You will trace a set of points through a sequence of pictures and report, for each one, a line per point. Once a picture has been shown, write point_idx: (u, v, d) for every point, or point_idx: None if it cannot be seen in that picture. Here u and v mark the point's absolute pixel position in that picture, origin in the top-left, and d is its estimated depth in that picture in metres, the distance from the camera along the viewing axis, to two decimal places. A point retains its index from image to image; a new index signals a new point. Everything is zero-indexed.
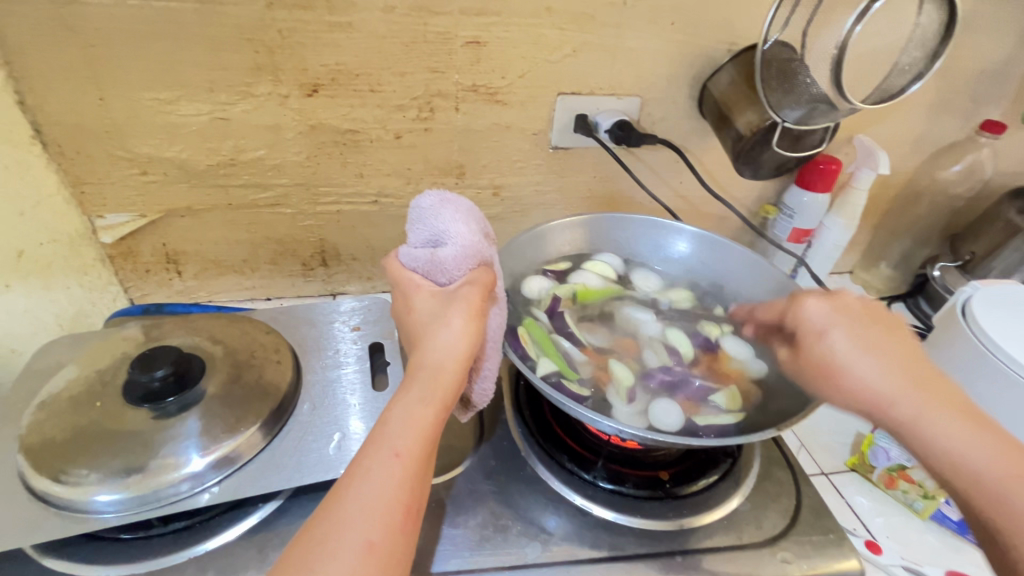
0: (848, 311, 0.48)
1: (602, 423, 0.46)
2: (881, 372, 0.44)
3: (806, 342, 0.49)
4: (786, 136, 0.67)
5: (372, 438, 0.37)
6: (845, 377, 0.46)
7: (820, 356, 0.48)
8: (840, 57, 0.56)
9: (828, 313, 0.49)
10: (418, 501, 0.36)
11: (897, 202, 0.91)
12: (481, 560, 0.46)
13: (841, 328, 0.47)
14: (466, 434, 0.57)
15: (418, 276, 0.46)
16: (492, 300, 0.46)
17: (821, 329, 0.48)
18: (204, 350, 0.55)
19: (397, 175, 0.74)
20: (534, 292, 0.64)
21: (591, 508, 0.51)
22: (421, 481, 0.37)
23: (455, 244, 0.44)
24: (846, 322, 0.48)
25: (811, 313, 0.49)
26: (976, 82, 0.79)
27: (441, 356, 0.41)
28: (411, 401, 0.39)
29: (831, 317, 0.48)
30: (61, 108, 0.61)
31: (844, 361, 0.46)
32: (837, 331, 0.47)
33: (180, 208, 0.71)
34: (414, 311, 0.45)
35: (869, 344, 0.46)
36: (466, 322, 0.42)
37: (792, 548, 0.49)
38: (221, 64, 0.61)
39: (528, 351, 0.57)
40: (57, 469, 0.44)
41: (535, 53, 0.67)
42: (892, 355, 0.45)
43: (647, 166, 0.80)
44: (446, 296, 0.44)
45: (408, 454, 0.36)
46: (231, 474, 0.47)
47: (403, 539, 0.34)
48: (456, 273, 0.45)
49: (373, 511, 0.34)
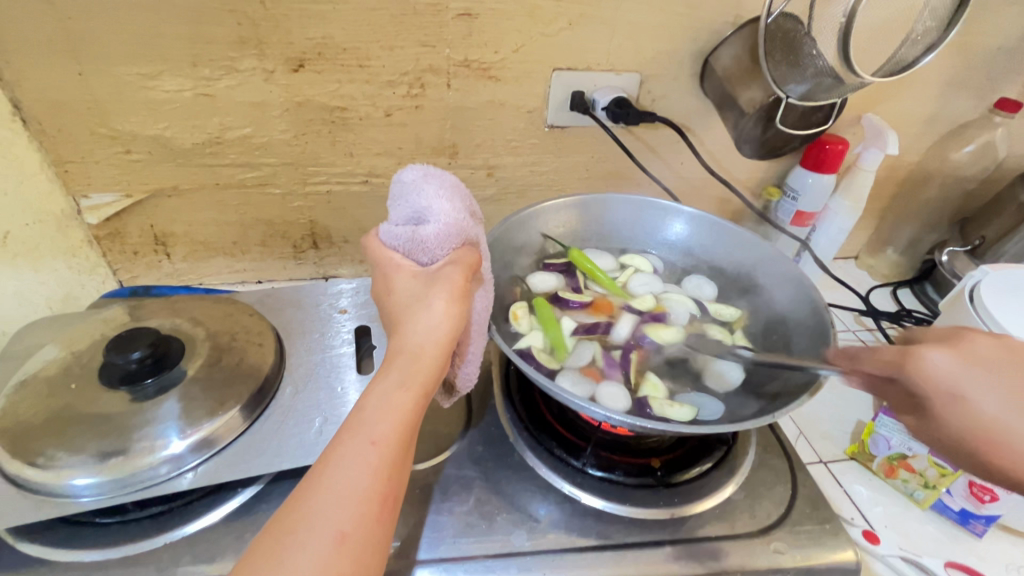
0: (982, 360, 0.37)
1: (591, 409, 0.44)
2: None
3: (931, 410, 0.37)
4: (791, 111, 0.65)
5: (348, 425, 0.36)
6: (1014, 449, 0.35)
7: (969, 426, 0.36)
8: (848, 27, 0.53)
9: (955, 367, 0.37)
10: (395, 489, 0.35)
11: (905, 185, 0.88)
12: (466, 548, 0.45)
13: (982, 384, 0.36)
14: (453, 420, 0.55)
15: (398, 255, 0.44)
16: (477, 281, 0.44)
17: (956, 394, 0.36)
18: (184, 333, 0.53)
19: (388, 154, 0.72)
20: (540, 286, 0.63)
21: (580, 496, 0.49)
22: (399, 470, 0.35)
23: (438, 222, 0.43)
24: (985, 377, 0.36)
25: (933, 370, 0.37)
26: (992, 58, 0.76)
27: (421, 339, 0.39)
28: (389, 386, 0.37)
29: (965, 369, 0.36)
30: (40, 84, 0.59)
31: (1004, 430, 0.35)
32: (977, 391, 0.36)
33: (166, 188, 0.70)
34: (394, 292, 0.43)
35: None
36: (448, 305, 0.40)
37: (785, 538, 0.48)
38: (203, 37, 0.59)
39: (519, 327, 0.59)
40: (33, 453, 0.43)
41: (530, 26, 0.64)
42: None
43: (647, 147, 0.77)
44: (428, 277, 0.42)
45: (385, 441, 0.35)
46: (211, 457, 0.46)
47: (378, 529, 0.33)
48: (438, 252, 0.43)
49: (346, 500, 0.32)
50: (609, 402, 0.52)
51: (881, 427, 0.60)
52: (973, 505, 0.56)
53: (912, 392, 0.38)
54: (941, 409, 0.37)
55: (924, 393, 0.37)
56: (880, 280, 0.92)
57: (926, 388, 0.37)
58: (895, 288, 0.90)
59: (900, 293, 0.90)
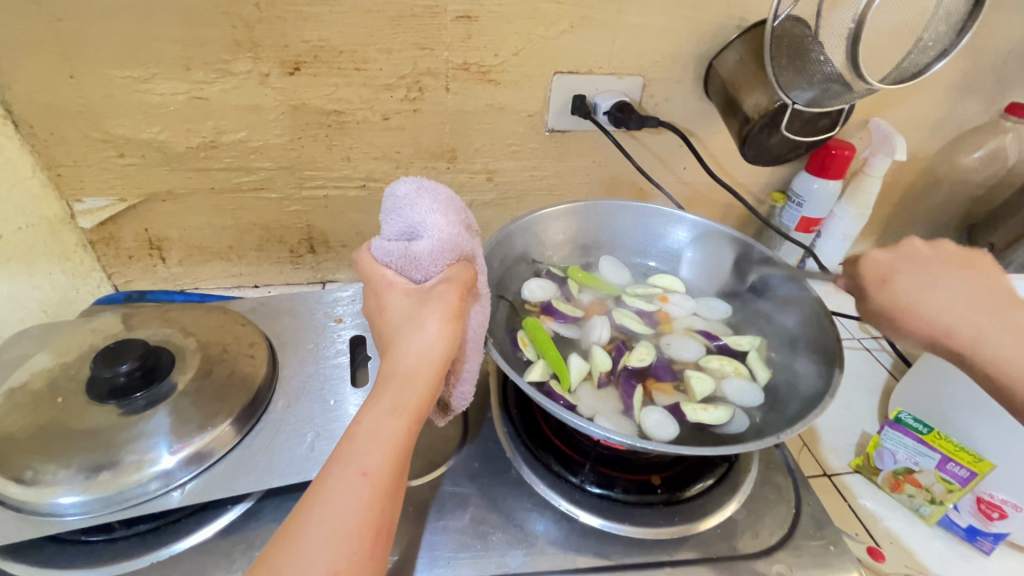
0: (913, 256, 0.49)
1: (589, 429, 0.43)
2: (956, 309, 0.44)
3: (868, 293, 0.50)
4: (796, 118, 0.63)
5: (338, 454, 0.35)
6: (919, 315, 0.46)
7: (890, 301, 0.48)
8: (857, 32, 0.51)
9: (887, 258, 0.50)
10: (387, 522, 0.34)
11: (913, 190, 0.87)
12: (460, 567, 0.44)
13: (905, 273, 0.48)
14: (450, 434, 0.54)
15: (391, 272, 0.43)
16: (474, 297, 0.43)
17: (883, 278, 0.49)
18: (175, 343, 0.52)
19: (386, 159, 0.71)
20: (534, 294, 0.61)
21: (578, 514, 0.48)
22: (391, 500, 0.34)
23: (432, 237, 0.41)
24: (910, 267, 0.48)
25: (869, 264, 0.50)
26: (1003, 62, 0.74)
27: (414, 362, 0.38)
28: (381, 412, 0.36)
29: (895, 263, 0.49)
30: (31, 87, 0.58)
31: (916, 302, 0.46)
32: (901, 273, 0.48)
33: (160, 192, 0.69)
34: (387, 311, 0.42)
35: (938, 281, 0.46)
36: (442, 325, 0.39)
37: (787, 560, 0.47)
38: (197, 39, 0.58)
39: (527, 355, 0.56)
40: (18, 469, 0.42)
41: (531, 29, 0.63)
42: (972, 287, 0.45)
43: (649, 151, 0.76)
44: (422, 295, 0.41)
45: (377, 471, 0.34)
46: (201, 474, 0.45)
47: (369, 565, 0.32)
48: (432, 269, 0.42)
49: (338, 535, 0.32)
50: (658, 431, 0.50)
51: (887, 440, 0.58)
52: (981, 522, 0.55)
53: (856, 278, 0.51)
54: (873, 290, 0.49)
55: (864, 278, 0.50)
56: None
57: (865, 275, 0.50)
58: None
59: None
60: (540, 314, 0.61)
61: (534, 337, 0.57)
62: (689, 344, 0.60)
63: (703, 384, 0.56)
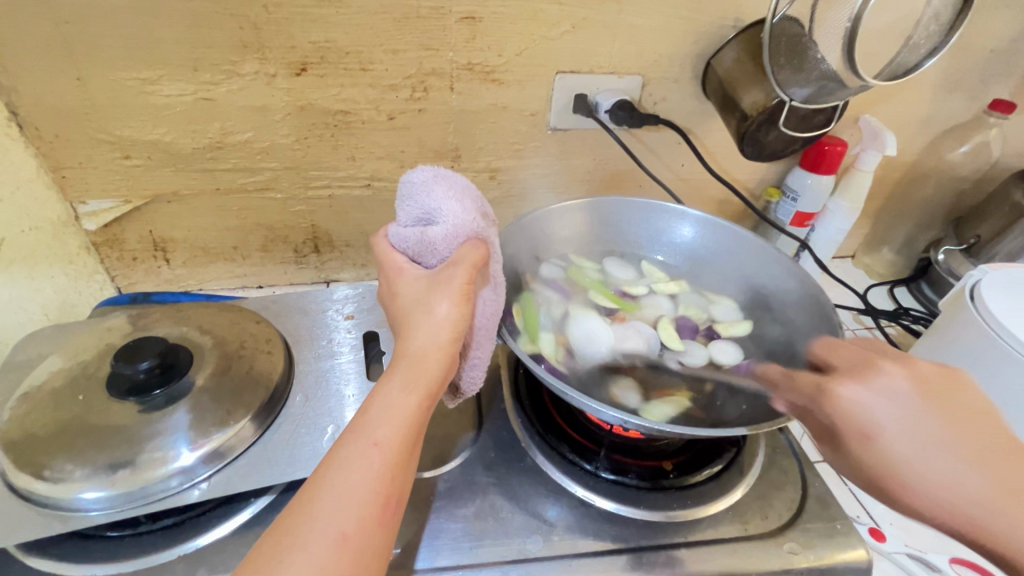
0: (892, 395, 0.40)
1: (606, 414, 0.44)
2: (959, 477, 0.37)
3: (846, 448, 0.41)
4: (794, 114, 0.65)
5: (353, 426, 0.36)
6: (917, 489, 0.38)
7: (876, 469, 0.39)
8: (853, 32, 0.54)
9: (869, 404, 0.40)
10: (398, 492, 0.35)
11: (902, 184, 0.90)
12: (482, 553, 0.45)
13: (893, 429, 0.39)
14: (463, 426, 0.55)
15: (404, 260, 0.45)
16: (486, 277, 0.43)
17: (867, 433, 0.39)
18: (192, 341, 0.53)
19: (390, 158, 0.72)
20: (548, 277, 0.64)
21: (593, 500, 0.50)
22: (402, 472, 0.36)
23: (446, 223, 0.42)
24: (899, 414, 0.39)
25: (850, 407, 0.40)
26: (987, 60, 0.77)
27: (423, 343, 0.39)
28: (394, 389, 0.38)
29: (872, 408, 0.40)
30: (38, 90, 0.58)
31: (908, 469, 0.38)
32: (886, 433, 0.39)
33: (166, 193, 0.69)
34: (400, 296, 0.43)
35: (934, 439, 0.38)
36: (452, 309, 0.40)
37: (798, 538, 0.48)
38: (205, 41, 0.58)
39: (516, 327, 0.55)
40: (40, 466, 0.42)
41: (533, 30, 0.64)
42: (967, 451, 0.38)
43: (648, 148, 0.77)
44: (431, 278, 0.42)
45: (387, 443, 0.36)
46: (222, 469, 0.46)
47: (378, 532, 0.34)
48: (446, 253, 0.43)
49: (348, 502, 0.33)
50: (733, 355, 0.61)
51: None
52: None
53: (828, 425, 0.41)
54: (855, 447, 0.40)
55: (842, 429, 0.40)
56: (876, 279, 0.94)
57: (844, 424, 0.40)
58: (893, 286, 0.91)
59: (897, 291, 0.91)
60: (543, 287, 0.62)
61: (526, 313, 0.57)
62: (661, 305, 0.65)
63: (692, 311, 0.65)
